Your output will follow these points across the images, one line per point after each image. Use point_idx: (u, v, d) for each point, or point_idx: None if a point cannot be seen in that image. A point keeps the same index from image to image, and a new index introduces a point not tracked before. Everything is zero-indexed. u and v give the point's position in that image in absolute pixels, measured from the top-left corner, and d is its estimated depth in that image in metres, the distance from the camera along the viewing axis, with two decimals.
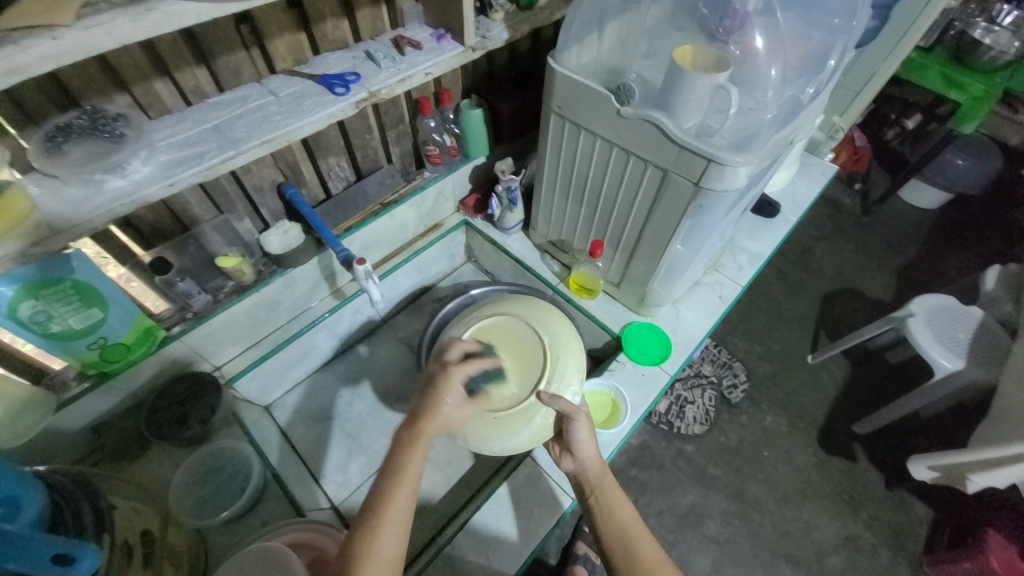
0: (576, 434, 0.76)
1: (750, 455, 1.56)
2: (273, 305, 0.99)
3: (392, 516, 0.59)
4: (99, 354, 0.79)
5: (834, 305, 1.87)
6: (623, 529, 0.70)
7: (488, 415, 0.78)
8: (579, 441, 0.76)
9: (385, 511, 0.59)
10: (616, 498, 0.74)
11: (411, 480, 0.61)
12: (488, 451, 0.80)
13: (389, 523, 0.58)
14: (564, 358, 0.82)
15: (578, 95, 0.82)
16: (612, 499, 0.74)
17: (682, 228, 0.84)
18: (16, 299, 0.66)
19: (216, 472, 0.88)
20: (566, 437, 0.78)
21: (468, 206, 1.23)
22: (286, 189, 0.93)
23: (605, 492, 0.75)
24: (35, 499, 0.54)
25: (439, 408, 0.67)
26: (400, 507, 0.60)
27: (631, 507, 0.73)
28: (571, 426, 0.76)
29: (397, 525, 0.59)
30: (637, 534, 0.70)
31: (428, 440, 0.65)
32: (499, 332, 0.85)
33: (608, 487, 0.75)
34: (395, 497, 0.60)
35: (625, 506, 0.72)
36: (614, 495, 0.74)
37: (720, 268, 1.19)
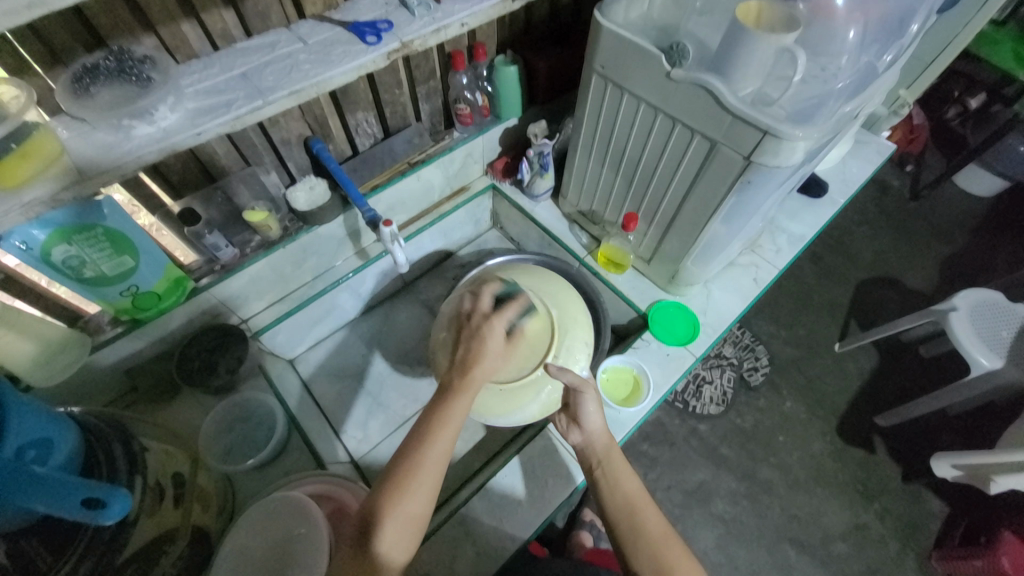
0: (586, 406, 0.76)
1: (765, 439, 1.54)
2: (297, 262, 0.99)
3: (426, 474, 0.59)
4: (132, 300, 0.80)
5: (869, 293, 1.79)
6: (631, 501, 0.69)
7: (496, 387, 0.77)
8: (588, 413, 0.77)
9: (419, 470, 0.59)
10: (623, 469, 0.73)
11: (447, 441, 0.62)
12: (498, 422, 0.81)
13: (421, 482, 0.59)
14: (572, 332, 0.82)
15: (624, 54, 0.76)
16: (619, 471, 0.73)
17: (725, 205, 0.79)
18: (49, 243, 0.67)
19: (243, 421, 0.91)
20: (574, 408, 0.78)
21: (497, 170, 1.18)
22: (312, 143, 0.90)
23: (612, 465, 0.73)
24: (66, 441, 0.56)
25: (484, 358, 0.68)
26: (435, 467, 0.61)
27: (638, 481, 0.72)
28: (579, 399, 0.76)
29: (430, 482, 0.60)
30: (643, 507, 0.69)
31: (476, 387, 0.67)
32: None
33: (615, 460, 0.74)
34: (433, 455, 0.61)
35: (632, 481, 0.71)
36: (621, 467, 0.73)
37: (757, 249, 1.14)
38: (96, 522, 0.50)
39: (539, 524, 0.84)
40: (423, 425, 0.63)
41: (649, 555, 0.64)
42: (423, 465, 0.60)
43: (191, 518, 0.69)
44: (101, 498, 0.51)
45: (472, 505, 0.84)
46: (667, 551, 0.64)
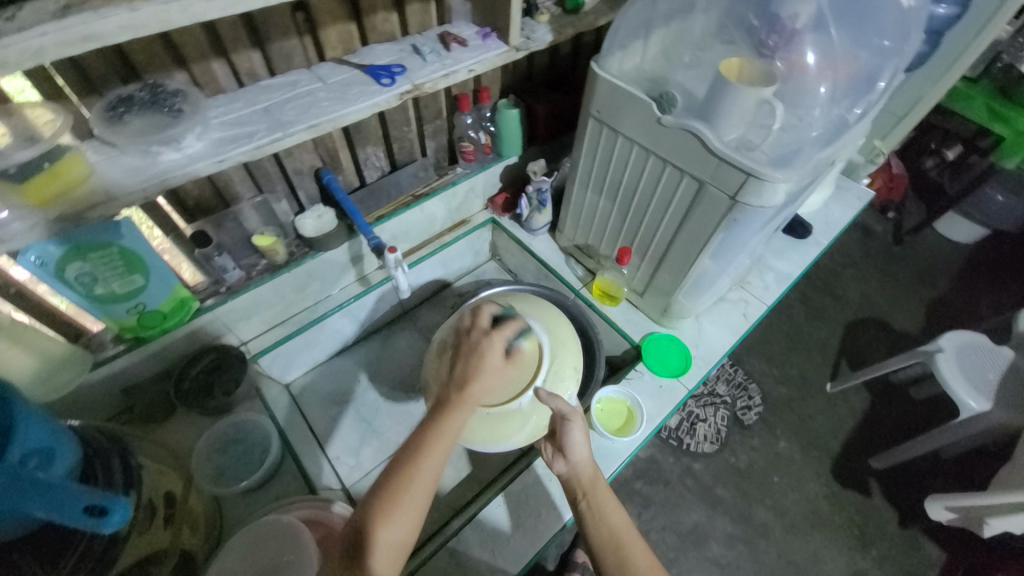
0: (572, 435, 0.76)
1: (760, 479, 1.53)
2: (301, 286, 1.02)
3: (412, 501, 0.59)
4: (137, 319, 0.82)
5: (857, 334, 1.83)
6: (616, 539, 0.69)
7: (483, 411, 0.79)
8: (573, 443, 0.77)
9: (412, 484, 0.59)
10: (609, 502, 0.73)
11: (434, 468, 0.61)
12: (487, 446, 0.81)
13: (404, 513, 0.58)
14: (562, 357, 0.85)
15: (617, 100, 0.83)
16: (605, 504, 0.73)
17: (714, 241, 0.83)
18: (65, 259, 0.70)
19: (237, 443, 0.89)
20: (560, 438, 0.78)
21: (497, 204, 1.24)
22: (323, 174, 0.95)
23: (598, 500, 0.73)
24: (66, 451, 0.57)
25: (481, 376, 0.69)
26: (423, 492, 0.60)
27: (623, 513, 0.72)
28: (565, 427, 0.76)
29: (412, 515, 0.58)
30: (630, 542, 0.69)
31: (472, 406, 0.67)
32: None
33: (600, 492, 0.74)
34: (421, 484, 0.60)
35: (618, 514, 0.71)
36: (608, 500, 0.73)
37: (746, 286, 1.18)
38: (98, 529, 0.51)
39: (531, 556, 0.83)
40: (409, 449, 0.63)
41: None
42: (407, 496, 0.59)
43: (179, 539, 0.68)
44: (102, 507, 0.52)
45: (466, 536, 0.83)
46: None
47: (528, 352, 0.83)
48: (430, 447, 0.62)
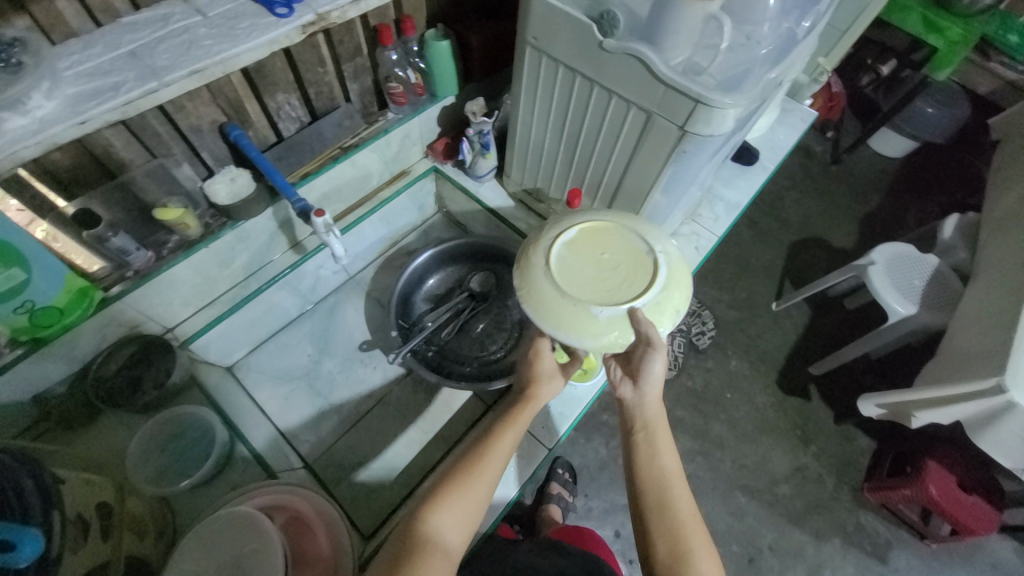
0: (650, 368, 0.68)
1: (714, 397, 1.64)
2: (225, 261, 0.92)
3: (474, 491, 0.61)
4: (27, 319, 0.70)
5: (800, 254, 1.91)
6: (666, 477, 0.66)
7: (570, 301, 0.68)
8: (650, 372, 0.68)
9: (481, 471, 0.64)
10: (666, 445, 0.69)
11: (500, 463, 0.66)
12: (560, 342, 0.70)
13: (467, 499, 0.61)
14: (669, 291, 0.70)
15: (555, 25, 0.74)
16: (660, 446, 0.69)
17: (663, 176, 0.81)
18: None
19: (179, 437, 0.83)
20: (635, 367, 0.70)
21: (437, 151, 1.14)
22: (230, 130, 0.83)
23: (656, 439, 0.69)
24: None
25: (544, 381, 0.75)
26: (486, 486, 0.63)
27: (677, 460, 0.69)
28: (647, 356, 0.67)
29: (465, 503, 0.60)
30: (676, 485, 0.66)
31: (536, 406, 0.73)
32: (596, 233, 0.74)
33: (659, 431, 0.70)
34: (482, 474, 0.63)
35: (672, 460, 0.68)
36: (664, 443, 0.69)
37: (697, 219, 1.17)
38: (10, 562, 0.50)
39: (505, 506, 0.84)
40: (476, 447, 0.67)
41: (667, 535, 0.62)
42: (479, 476, 0.63)
43: (124, 546, 0.64)
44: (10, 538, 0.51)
45: None
46: (689, 533, 0.62)
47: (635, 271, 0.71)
48: (493, 435, 0.68)
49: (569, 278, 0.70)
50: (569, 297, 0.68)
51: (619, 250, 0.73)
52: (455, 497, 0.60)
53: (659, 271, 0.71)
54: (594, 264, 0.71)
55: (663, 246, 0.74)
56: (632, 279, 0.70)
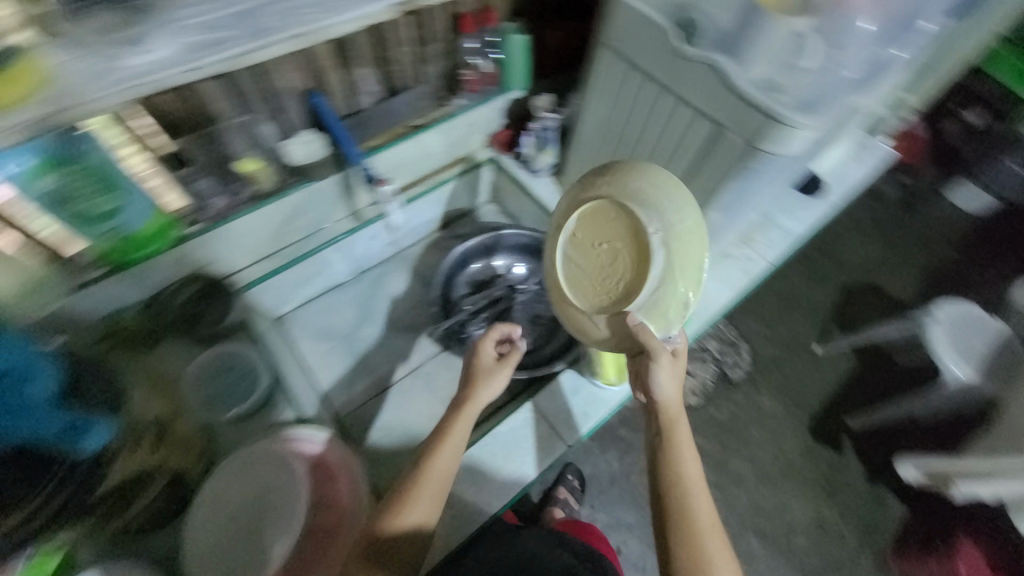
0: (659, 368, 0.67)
1: (739, 432, 1.58)
2: (289, 219, 0.98)
3: (428, 492, 0.68)
4: (114, 242, 0.78)
5: (852, 299, 1.82)
6: (682, 482, 0.65)
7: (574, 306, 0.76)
8: (657, 381, 0.68)
9: (427, 472, 0.69)
10: (688, 451, 0.67)
11: (448, 459, 0.70)
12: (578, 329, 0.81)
13: (423, 497, 0.67)
14: (672, 280, 0.69)
15: (636, 30, 0.75)
16: (682, 454, 0.67)
17: (724, 192, 0.80)
18: (36, 171, 0.66)
19: (227, 371, 0.87)
20: (642, 368, 0.70)
21: (498, 141, 1.17)
22: (312, 97, 0.89)
23: (670, 439, 0.68)
24: (46, 373, 0.61)
25: (484, 380, 0.77)
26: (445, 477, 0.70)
27: (700, 466, 0.67)
28: (649, 366, 0.68)
29: (431, 495, 0.68)
30: (696, 491, 0.65)
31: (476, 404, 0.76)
32: (594, 219, 0.73)
33: (680, 433, 0.68)
34: (440, 468, 0.69)
35: (694, 466, 0.66)
36: (687, 447, 0.67)
37: (750, 243, 1.14)
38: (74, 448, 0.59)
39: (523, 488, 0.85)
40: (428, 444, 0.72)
41: (687, 556, 0.61)
42: (428, 481, 0.68)
43: (169, 461, 0.71)
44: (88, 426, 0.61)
45: (457, 481, 0.83)
46: (707, 542, 0.62)
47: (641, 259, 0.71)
48: (439, 440, 0.72)
49: (575, 279, 0.76)
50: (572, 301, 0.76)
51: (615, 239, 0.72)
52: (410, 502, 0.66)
53: (662, 261, 0.69)
54: (597, 260, 0.74)
55: (676, 219, 0.69)
56: (629, 278, 0.71)
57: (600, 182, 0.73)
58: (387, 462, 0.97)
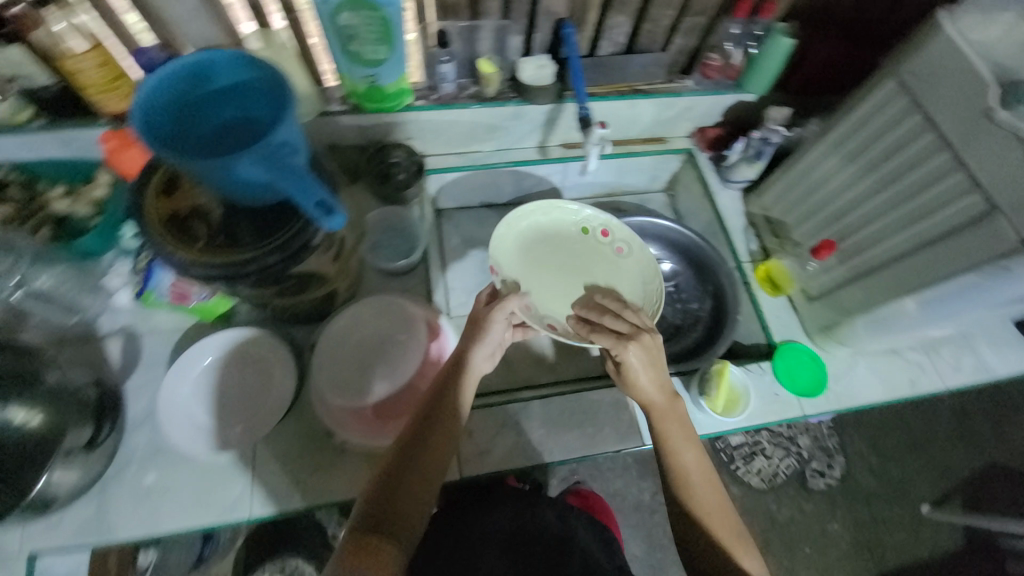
0: (630, 365, 0.71)
1: (790, 538, 1.45)
2: (491, 127, 1.04)
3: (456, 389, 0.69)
4: (365, 88, 0.89)
5: (998, 478, 1.53)
6: (687, 475, 0.69)
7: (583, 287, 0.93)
8: (641, 374, 0.71)
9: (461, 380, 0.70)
10: (687, 441, 0.71)
11: (476, 367, 0.71)
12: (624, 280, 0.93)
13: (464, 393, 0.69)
14: (525, 276, 0.92)
15: (947, 73, 0.67)
16: (676, 437, 0.71)
17: (944, 285, 0.71)
18: (343, 4, 0.78)
19: (390, 231, 0.98)
20: (624, 370, 0.73)
21: (705, 137, 1.12)
22: (565, 26, 0.90)
23: (675, 447, 0.71)
24: (301, 146, 0.62)
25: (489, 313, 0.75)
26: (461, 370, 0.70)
27: (699, 451, 0.71)
28: (629, 362, 0.71)
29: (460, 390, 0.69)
30: (702, 480, 0.69)
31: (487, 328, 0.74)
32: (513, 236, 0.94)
33: (674, 418, 0.72)
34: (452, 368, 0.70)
35: (691, 452, 0.70)
36: (678, 433, 0.71)
37: (933, 354, 0.98)
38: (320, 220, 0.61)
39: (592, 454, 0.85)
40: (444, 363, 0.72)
41: (704, 535, 0.66)
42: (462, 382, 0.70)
43: (336, 279, 0.80)
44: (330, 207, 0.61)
45: (530, 419, 0.86)
46: (719, 527, 0.66)
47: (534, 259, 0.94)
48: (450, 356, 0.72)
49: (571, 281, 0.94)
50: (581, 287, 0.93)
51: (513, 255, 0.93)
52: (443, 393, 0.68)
53: (511, 264, 0.92)
54: (550, 278, 0.93)
55: (505, 241, 0.92)
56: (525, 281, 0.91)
57: (515, 220, 0.93)
58: None
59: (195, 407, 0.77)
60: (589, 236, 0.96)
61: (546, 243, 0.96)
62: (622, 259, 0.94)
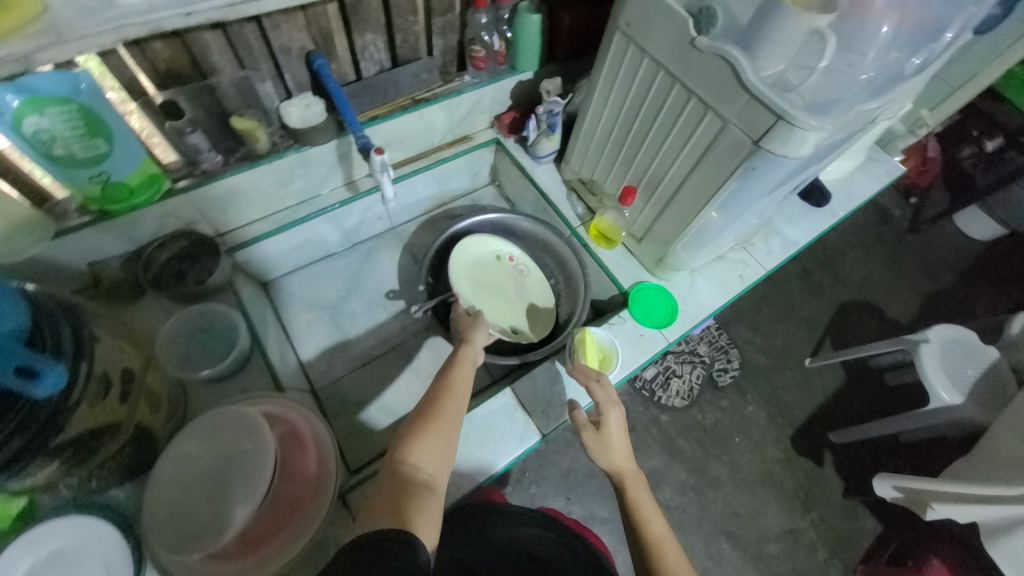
0: (608, 427, 0.79)
1: (720, 436, 1.59)
2: (283, 182, 0.95)
3: (443, 428, 0.68)
4: (101, 190, 0.76)
5: (847, 315, 1.81)
6: (653, 539, 0.73)
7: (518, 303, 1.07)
8: (617, 436, 0.80)
9: (442, 418, 0.69)
10: (648, 504, 0.77)
11: (462, 401, 0.73)
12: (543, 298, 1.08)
13: (437, 435, 0.67)
14: (478, 301, 1.04)
15: (653, 16, 0.73)
16: (644, 507, 0.76)
17: (725, 191, 0.78)
18: (22, 110, 0.63)
19: (206, 332, 0.86)
20: (602, 430, 0.80)
21: (503, 123, 1.14)
22: (315, 59, 0.85)
23: (636, 498, 0.77)
24: (11, 308, 0.57)
25: (459, 357, 0.80)
26: (450, 429, 0.69)
27: (661, 519, 0.76)
28: (608, 421, 0.80)
29: (441, 441, 0.66)
30: (664, 537, 0.74)
31: (467, 365, 0.80)
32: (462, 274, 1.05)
33: (635, 484, 0.78)
34: (444, 425, 0.68)
35: (658, 521, 0.75)
36: (645, 503, 0.77)
37: (748, 248, 1.12)
38: (28, 389, 0.55)
39: (499, 469, 0.83)
40: (422, 412, 0.70)
41: None
42: (442, 424, 0.68)
43: (135, 415, 0.69)
44: (34, 370, 0.56)
45: None
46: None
47: (477, 292, 1.05)
48: (439, 400, 0.72)
49: (508, 300, 1.07)
50: (518, 305, 1.07)
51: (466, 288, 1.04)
52: (423, 441, 0.65)
53: (464, 293, 1.03)
54: (494, 300, 1.06)
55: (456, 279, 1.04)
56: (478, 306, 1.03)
57: (460, 255, 1.07)
58: (363, 437, 0.97)
59: None
60: (501, 259, 1.10)
61: (479, 272, 1.08)
62: (527, 275, 1.10)
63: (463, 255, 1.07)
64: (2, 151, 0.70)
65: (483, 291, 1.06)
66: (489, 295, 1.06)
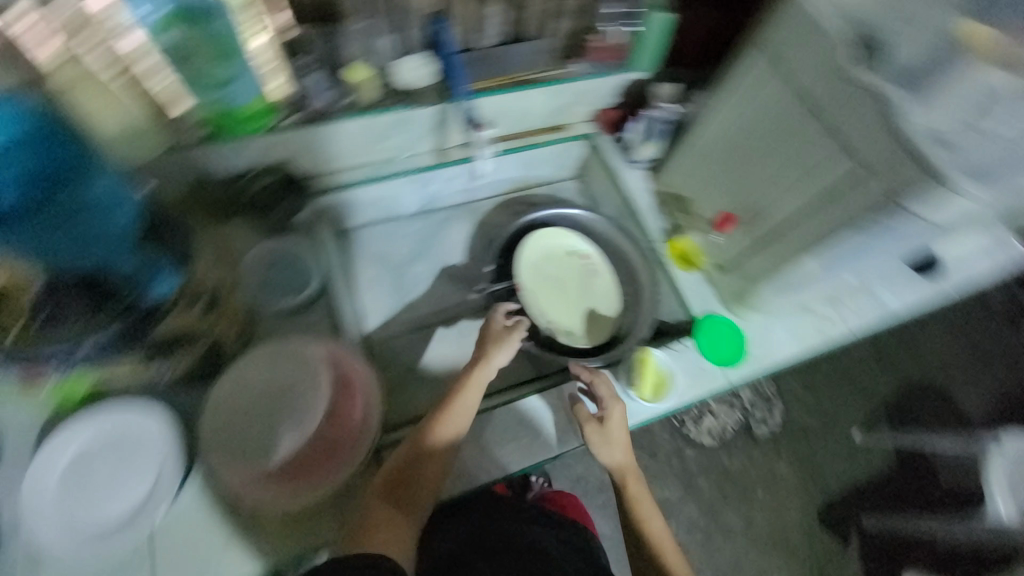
0: (611, 424, 0.81)
1: (743, 486, 1.51)
2: (381, 137, 0.96)
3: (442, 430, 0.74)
4: (216, 113, 0.77)
5: (916, 395, 1.64)
6: (647, 528, 0.83)
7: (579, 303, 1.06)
8: (618, 433, 0.82)
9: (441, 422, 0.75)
10: (649, 510, 0.84)
11: (471, 404, 0.78)
12: (606, 304, 1.06)
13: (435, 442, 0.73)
14: (539, 293, 1.04)
15: (805, 39, 0.68)
16: (642, 503, 0.84)
17: (838, 241, 0.72)
18: (166, 22, 0.66)
19: (280, 266, 0.90)
20: (603, 430, 0.81)
21: (603, 120, 1.11)
22: (437, 23, 0.86)
23: (635, 491, 0.84)
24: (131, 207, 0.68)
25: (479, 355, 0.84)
26: (454, 430, 0.75)
27: (660, 520, 0.84)
28: (611, 421, 0.82)
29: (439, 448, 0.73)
30: (661, 547, 0.82)
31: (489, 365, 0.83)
32: (530, 263, 1.06)
33: (636, 482, 0.84)
34: (446, 428, 0.74)
35: (656, 519, 0.83)
36: (642, 496, 0.84)
37: (838, 305, 1.03)
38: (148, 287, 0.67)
39: (529, 466, 0.81)
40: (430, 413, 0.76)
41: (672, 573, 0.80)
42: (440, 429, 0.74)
43: (217, 327, 0.75)
44: (153, 272, 0.67)
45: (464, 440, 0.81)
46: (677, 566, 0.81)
47: (540, 284, 1.05)
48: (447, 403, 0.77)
49: (568, 298, 1.06)
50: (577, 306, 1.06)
51: (531, 277, 1.05)
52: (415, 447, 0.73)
53: (526, 281, 1.05)
54: (556, 295, 1.05)
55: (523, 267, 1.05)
56: (538, 298, 1.04)
57: (531, 245, 1.07)
58: (402, 398, 0.99)
59: (70, 510, 0.66)
60: (572, 257, 1.09)
61: (547, 266, 1.07)
62: (595, 279, 1.08)
63: (534, 244, 1.08)
64: (122, 54, 0.63)
65: (546, 284, 1.06)
66: (552, 289, 1.06)
